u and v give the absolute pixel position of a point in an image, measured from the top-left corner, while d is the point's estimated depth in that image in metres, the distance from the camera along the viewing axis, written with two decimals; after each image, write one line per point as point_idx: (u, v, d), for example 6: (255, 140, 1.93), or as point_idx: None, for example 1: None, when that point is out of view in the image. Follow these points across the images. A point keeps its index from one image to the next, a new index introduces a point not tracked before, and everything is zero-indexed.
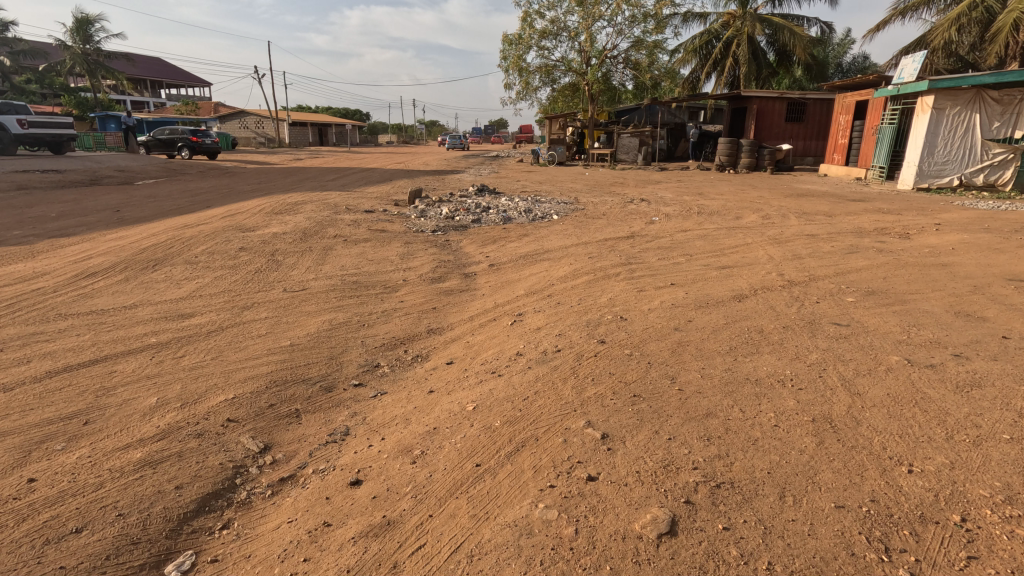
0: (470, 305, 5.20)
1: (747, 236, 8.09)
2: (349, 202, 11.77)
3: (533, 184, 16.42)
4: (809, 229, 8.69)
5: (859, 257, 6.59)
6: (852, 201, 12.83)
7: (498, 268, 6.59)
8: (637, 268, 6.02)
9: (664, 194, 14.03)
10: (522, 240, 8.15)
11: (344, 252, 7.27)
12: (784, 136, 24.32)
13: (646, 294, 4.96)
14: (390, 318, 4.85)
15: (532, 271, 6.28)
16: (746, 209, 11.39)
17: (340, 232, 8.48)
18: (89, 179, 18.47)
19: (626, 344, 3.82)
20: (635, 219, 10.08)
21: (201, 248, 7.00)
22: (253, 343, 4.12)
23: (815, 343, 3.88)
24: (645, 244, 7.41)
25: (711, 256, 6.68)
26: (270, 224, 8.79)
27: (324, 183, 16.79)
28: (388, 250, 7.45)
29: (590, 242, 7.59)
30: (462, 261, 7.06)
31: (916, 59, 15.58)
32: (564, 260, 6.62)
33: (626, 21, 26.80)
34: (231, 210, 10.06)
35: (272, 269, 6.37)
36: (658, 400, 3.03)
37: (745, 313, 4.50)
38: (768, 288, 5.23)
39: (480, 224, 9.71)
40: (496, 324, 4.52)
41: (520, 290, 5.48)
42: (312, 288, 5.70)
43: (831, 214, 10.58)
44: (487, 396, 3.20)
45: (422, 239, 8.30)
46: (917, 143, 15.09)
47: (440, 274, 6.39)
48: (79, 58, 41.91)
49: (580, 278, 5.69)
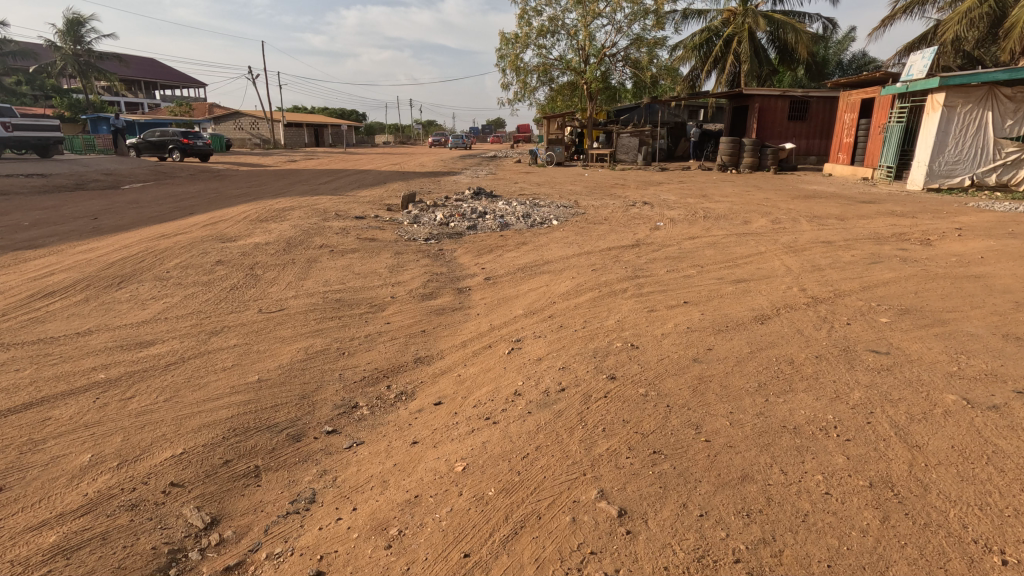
0: (463, 327, 4.71)
1: (759, 243, 7.61)
2: (339, 208, 11.28)
3: (531, 186, 15.94)
4: (823, 235, 8.23)
5: (884, 268, 6.11)
6: (863, 203, 12.36)
7: (494, 283, 6.11)
8: (645, 283, 5.54)
9: (667, 197, 13.56)
10: (521, 249, 7.68)
11: (329, 265, 6.78)
12: (787, 135, 23.85)
13: (658, 316, 4.48)
14: (373, 346, 4.35)
15: (531, 286, 5.79)
16: (753, 212, 10.92)
17: (327, 242, 7.99)
18: (74, 183, 17.95)
19: (640, 380, 3.33)
20: (639, 224, 9.61)
21: (174, 261, 6.51)
22: (215, 380, 3.62)
23: (856, 377, 3.39)
24: (652, 254, 6.94)
25: (723, 268, 6.20)
26: (253, 233, 8.30)
27: (315, 186, 16.27)
28: (376, 262, 6.96)
29: (592, 252, 7.11)
30: (456, 273, 6.58)
31: (926, 55, 15.03)
32: (566, 273, 6.14)
33: (625, 19, 26.31)
34: (214, 217, 9.57)
35: (249, 285, 5.89)
36: (682, 460, 2.55)
37: (770, 339, 4.01)
38: (792, 307, 4.75)
39: (476, 231, 9.22)
40: (492, 353, 4.02)
41: (518, 310, 4.99)
42: (291, 307, 5.20)
43: (844, 218, 10.10)
44: (479, 453, 2.71)
45: (414, 249, 7.82)
46: (927, 142, 14.61)
47: (432, 290, 5.91)
48: (70, 59, 41.32)
49: (584, 295, 5.21)
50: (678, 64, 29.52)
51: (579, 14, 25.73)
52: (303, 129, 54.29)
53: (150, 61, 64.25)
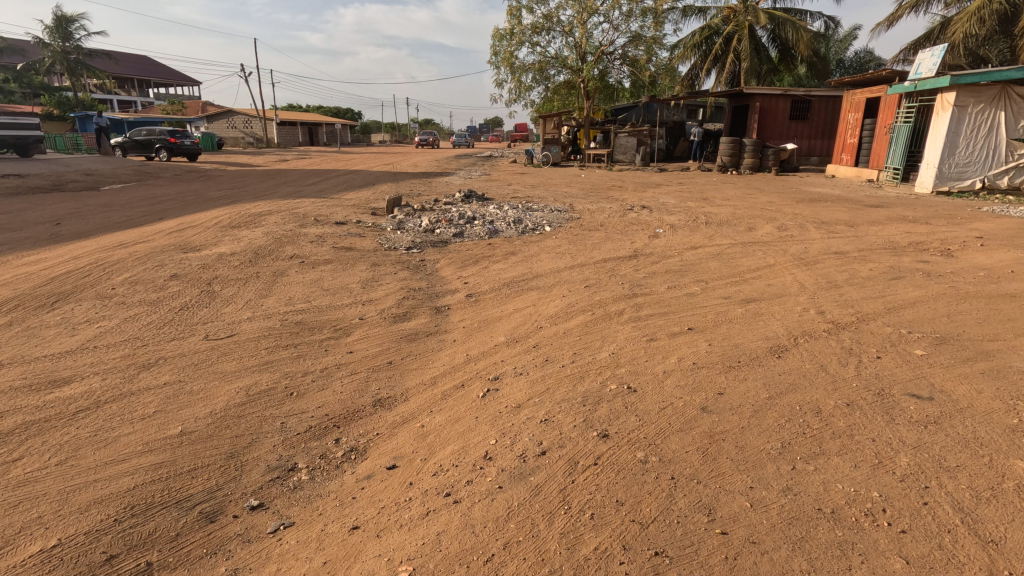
0: (435, 359, 4.09)
1: (768, 255, 7.03)
2: (320, 212, 10.69)
3: (526, 188, 15.35)
4: (835, 245, 7.67)
5: (907, 284, 5.53)
6: (872, 208, 11.79)
7: (477, 301, 5.53)
8: (644, 303, 4.95)
9: (667, 200, 12.97)
10: (509, 260, 7.08)
11: (297, 279, 6.17)
12: (788, 135, 23.32)
13: (659, 349, 3.89)
14: (329, 384, 3.74)
15: (516, 306, 5.20)
16: (757, 218, 10.36)
17: (299, 252, 7.38)
18: (51, 184, 17.26)
19: (639, 441, 2.73)
20: (638, 231, 9.04)
21: (124, 275, 5.90)
22: (127, 434, 3.01)
23: (901, 435, 2.79)
24: (651, 267, 6.37)
25: (730, 284, 5.63)
26: (221, 242, 7.67)
27: (301, 188, 15.64)
28: (349, 276, 6.37)
29: (586, 264, 6.52)
30: (435, 289, 5.99)
31: (935, 52, 14.44)
32: (556, 290, 5.55)
33: (623, 15, 25.71)
34: (184, 223, 8.95)
35: (202, 305, 5.28)
36: (695, 569, 1.95)
37: (791, 379, 3.40)
38: (812, 335, 4.15)
39: (463, 239, 8.63)
40: (463, 396, 3.41)
41: (501, 336, 4.39)
42: (243, 333, 4.59)
43: (854, 224, 9.56)
44: (431, 550, 2.11)
45: (393, 260, 7.22)
46: (937, 143, 14.04)
47: (406, 310, 5.30)
48: (59, 56, 40.55)
49: (575, 318, 4.62)
50: (677, 63, 28.96)
51: (576, 11, 25.12)
52: (297, 128, 53.61)
53: (142, 59, 63.42)
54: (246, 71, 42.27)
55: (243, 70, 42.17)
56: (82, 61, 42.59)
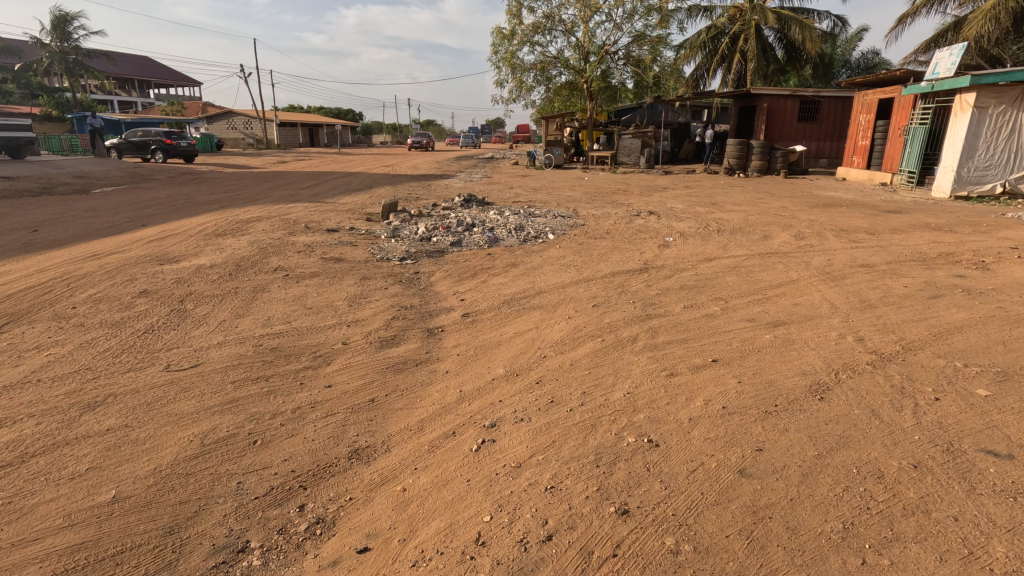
0: (424, 397, 3.58)
1: (790, 267, 6.51)
2: (312, 218, 10.21)
3: (527, 192, 14.85)
4: (860, 256, 7.15)
5: (949, 304, 5.00)
6: (890, 214, 11.28)
7: (474, 322, 5.02)
8: (661, 327, 4.44)
9: (675, 205, 12.47)
10: (510, 273, 6.58)
11: (278, 296, 5.67)
12: (796, 137, 22.78)
13: (682, 388, 3.37)
14: (300, 428, 3.22)
15: (517, 328, 4.70)
16: (771, 224, 9.86)
17: (284, 263, 6.88)
18: (41, 187, 16.79)
19: (667, 522, 2.22)
20: (647, 239, 8.54)
21: (88, 292, 5.40)
22: (48, 503, 2.50)
23: (989, 512, 2.26)
24: (664, 282, 5.86)
25: (752, 303, 5.13)
26: (202, 252, 7.17)
27: (295, 191, 15.17)
28: (336, 291, 5.86)
29: (593, 279, 6.00)
30: (429, 307, 5.49)
31: (954, 52, 13.91)
32: (561, 310, 5.05)
33: (627, 14, 25.18)
34: (167, 231, 8.47)
35: (170, 326, 4.77)
36: None
37: (842, 430, 2.87)
38: (856, 369, 3.63)
39: (461, 248, 8.12)
40: (454, 449, 2.90)
41: (501, 368, 3.89)
42: (209, 362, 4.06)
43: (874, 232, 9.07)
44: None
45: (385, 272, 6.72)
46: (955, 145, 13.49)
47: (396, 333, 4.79)
48: (57, 56, 40.01)
49: (584, 346, 4.11)
50: (682, 63, 28.45)
51: (578, 10, 24.61)
52: (297, 129, 53.27)
53: (142, 59, 63.07)
54: (245, 71, 41.88)
55: (243, 71, 41.77)
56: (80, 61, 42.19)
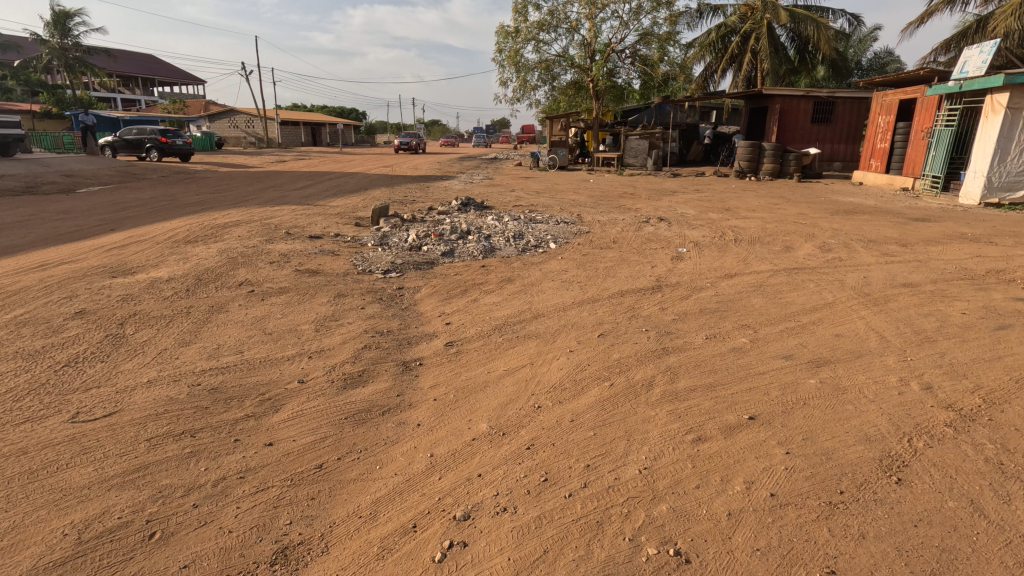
0: (384, 467, 2.83)
1: (821, 286, 5.74)
2: (296, 223, 9.51)
3: (529, 196, 14.10)
4: (899, 272, 6.37)
5: (1022, 337, 4.21)
6: (918, 222, 10.50)
7: (459, 353, 4.26)
8: (680, 368, 3.67)
9: (686, 211, 11.70)
10: (505, 291, 5.83)
11: (237, 317, 4.94)
12: (810, 139, 21.95)
13: (714, 462, 2.60)
14: (218, 513, 2.48)
15: (508, 364, 3.95)
16: (792, 234, 9.08)
17: (252, 276, 6.15)
18: (24, 186, 16.18)
19: None
20: (658, 250, 7.78)
21: (15, 312, 4.68)
22: None
23: None
24: (680, 304, 5.11)
25: (786, 333, 4.37)
26: (163, 264, 6.46)
27: (286, 193, 14.49)
28: (303, 312, 5.11)
29: (599, 299, 5.25)
30: (409, 332, 4.75)
31: (984, 50, 13.13)
32: (561, 340, 4.29)
33: (634, 12, 24.40)
34: (132, 237, 7.77)
35: (99, 356, 4.05)
36: None
37: (938, 539, 2.10)
38: (934, 435, 2.84)
39: (453, 259, 7.37)
40: (411, 559, 2.15)
41: (483, 423, 3.13)
42: (129, 409, 3.30)
43: (908, 244, 8.33)
44: None
45: (364, 287, 5.98)
46: (985, 149, 12.65)
47: (367, 368, 4.05)
48: (57, 53, 39.42)
49: (588, 393, 3.35)
50: (691, 62, 27.65)
51: (583, 7, 23.85)
52: (299, 127, 52.73)
53: (145, 58, 62.65)
54: None
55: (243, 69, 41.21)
56: (80, 58, 41.75)
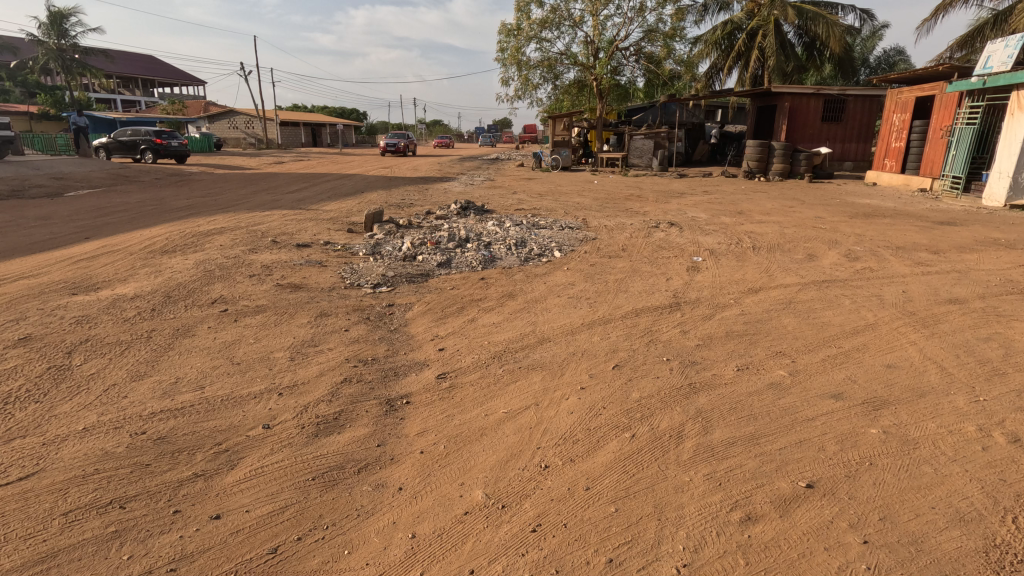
0: (354, 553, 2.27)
1: (858, 302, 5.16)
2: (285, 230, 8.97)
3: (531, 198, 13.56)
4: (941, 286, 5.79)
5: None
6: (944, 226, 9.91)
7: (453, 388, 3.69)
8: (714, 415, 3.08)
9: (697, 214, 11.11)
10: (505, 308, 5.26)
11: (203, 343, 4.37)
12: (820, 138, 21.32)
13: (772, 556, 2.04)
14: None
15: (510, 407, 3.37)
16: (813, 240, 8.50)
17: (228, 292, 5.58)
18: (11, 189, 15.69)
19: None
20: (671, 260, 7.21)
21: None
22: None
23: None
24: (703, 326, 4.54)
25: (830, 364, 3.80)
26: (132, 278, 5.92)
27: (279, 196, 13.95)
28: (279, 336, 4.55)
29: (611, 320, 4.69)
30: (396, 361, 4.18)
31: (1010, 44, 12.56)
32: (571, 373, 3.71)
33: (638, 8, 23.80)
34: (104, 246, 7.23)
35: (34, 395, 3.48)
36: None
37: None
38: None
39: (450, 270, 6.80)
40: None
41: (478, 490, 2.58)
42: (52, 469, 2.74)
43: (940, 251, 7.75)
44: None
45: (350, 305, 5.42)
46: (1012, 149, 12.02)
47: (345, 408, 3.48)
48: (54, 53, 38.88)
49: (605, 448, 2.79)
50: (696, 60, 27.04)
51: (587, 4, 23.26)
52: (299, 128, 52.25)
53: (144, 59, 62.31)
54: (245, 70, 41.04)
55: (242, 69, 40.81)
56: (77, 59, 41.27)
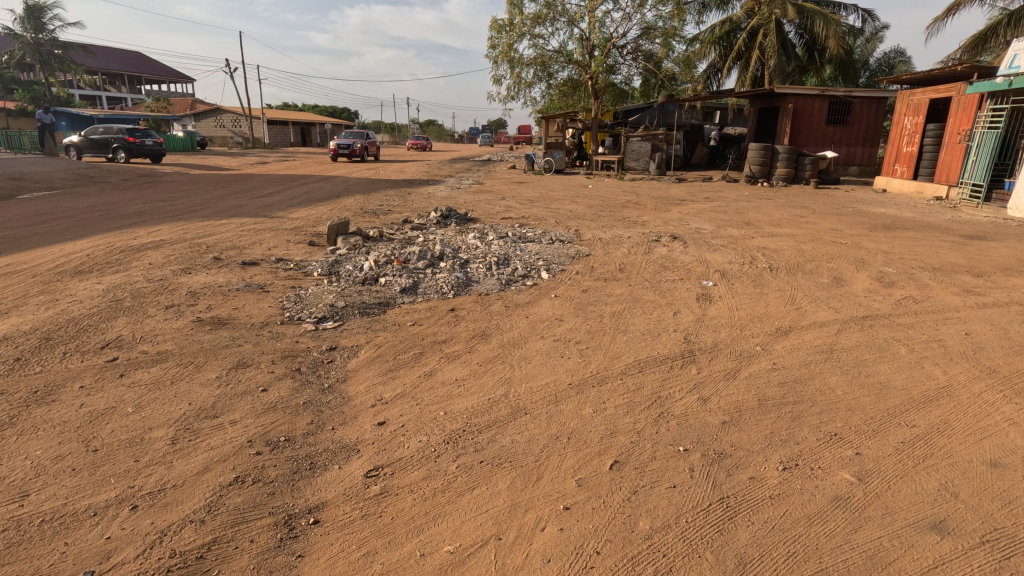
0: None
1: (917, 351, 4.10)
2: (235, 244, 7.84)
3: (520, 205, 12.48)
4: (1007, 324, 4.78)
5: None
6: (975, 240, 8.94)
7: (382, 498, 2.59)
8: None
9: (701, 226, 10.09)
10: (474, 356, 4.15)
11: (61, 415, 3.23)
12: (825, 141, 20.33)
13: None
14: None
15: (459, 544, 2.27)
16: (836, 258, 7.46)
17: (131, 331, 4.46)
18: None
19: None
20: (678, 284, 6.14)
21: None
22: None
23: None
24: (730, 391, 3.46)
25: (914, 463, 2.71)
26: (17, 310, 4.77)
27: (246, 201, 12.77)
28: (171, 402, 3.44)
29: (607, 380, 3.61)
30: (314, 445, 3.05)
31: None
32: (551, 477, 2.62)
33: (636, 5, 22.77)
34: (9, 266, 6.08)
35: None
36: None
37: None
38: None
39: (415, 297, 5.71)
40: None
41: None
42: None
43: (984, 273, 6.74)
44: None
45: (280, 350, 4.30)
46: None
47: (219, 535, 2.38)
48: (30, 47, 37.14)
49: None
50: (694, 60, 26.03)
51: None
52: (288, 127, 50.85)
53: (131, 55, 60.72)
54: (229, 66, 39.59)
55: (228, 66, 39.45)
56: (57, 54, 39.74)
